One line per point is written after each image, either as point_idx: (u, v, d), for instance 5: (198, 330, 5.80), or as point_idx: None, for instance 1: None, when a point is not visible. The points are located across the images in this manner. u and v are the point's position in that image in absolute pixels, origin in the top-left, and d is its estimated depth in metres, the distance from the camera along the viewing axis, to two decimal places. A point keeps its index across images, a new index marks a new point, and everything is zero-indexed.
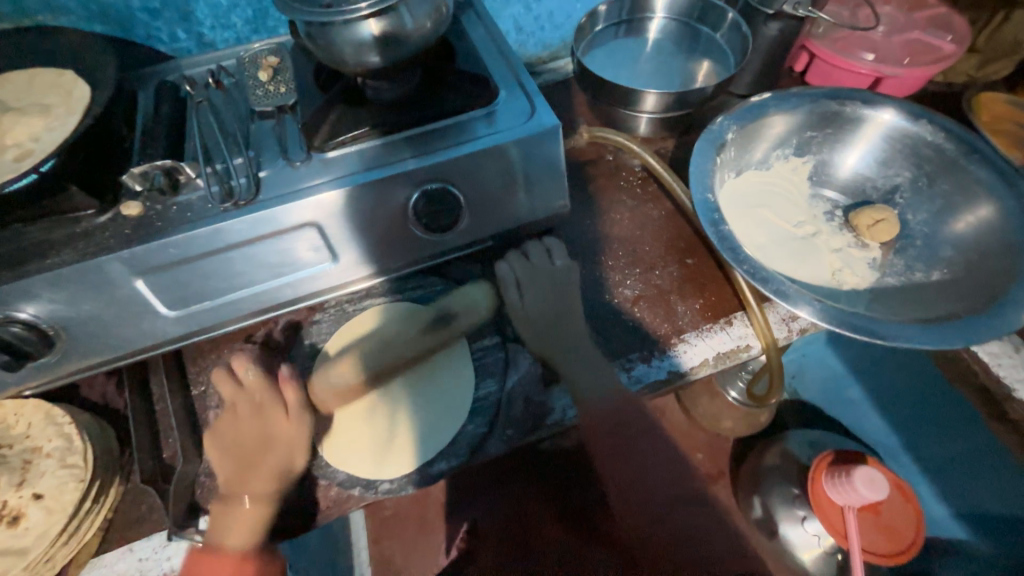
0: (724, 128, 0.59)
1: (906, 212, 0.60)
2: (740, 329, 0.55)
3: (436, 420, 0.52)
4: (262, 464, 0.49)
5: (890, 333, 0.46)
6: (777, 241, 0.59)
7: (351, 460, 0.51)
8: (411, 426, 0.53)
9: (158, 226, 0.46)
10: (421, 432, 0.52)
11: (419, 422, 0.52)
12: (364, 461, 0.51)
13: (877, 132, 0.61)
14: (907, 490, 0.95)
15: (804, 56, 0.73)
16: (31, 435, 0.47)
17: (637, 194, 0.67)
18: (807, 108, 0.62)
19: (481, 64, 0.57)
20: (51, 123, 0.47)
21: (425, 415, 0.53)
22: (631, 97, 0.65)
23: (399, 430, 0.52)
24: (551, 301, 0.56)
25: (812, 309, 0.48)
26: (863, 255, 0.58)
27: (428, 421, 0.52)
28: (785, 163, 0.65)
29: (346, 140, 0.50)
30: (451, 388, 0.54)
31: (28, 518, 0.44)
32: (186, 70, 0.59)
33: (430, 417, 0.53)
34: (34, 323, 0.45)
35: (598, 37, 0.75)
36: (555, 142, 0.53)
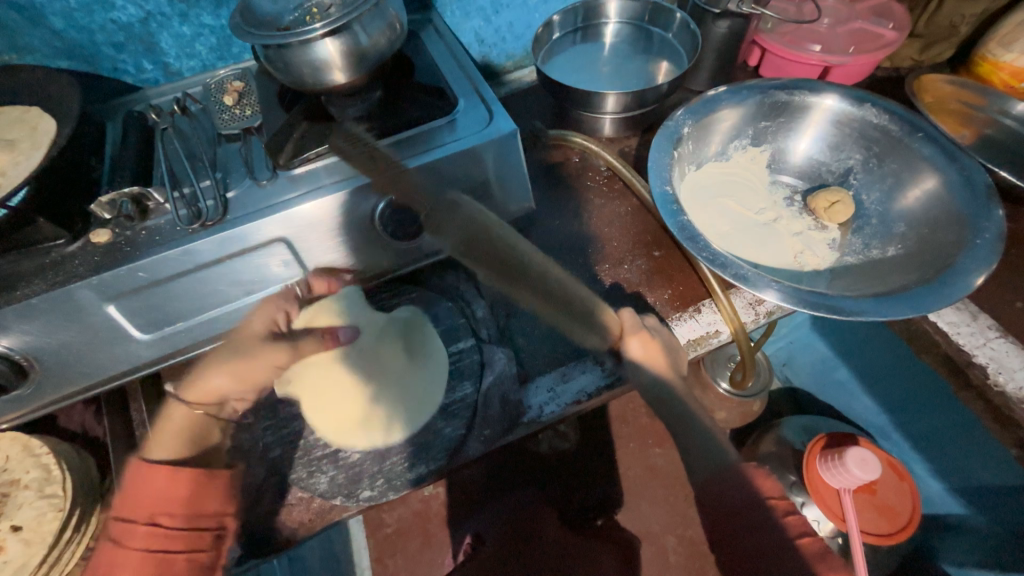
0: (680, 123, 0.61)
1: (860, 192, 0.63)
2: (709, 315, 0.56)
3: (414, 412, 0.54)
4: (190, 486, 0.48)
5: (845, 308, 0.47)
6: (739, 228, 0.60)
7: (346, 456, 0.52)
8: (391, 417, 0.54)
9: (127, 252, 0.47)
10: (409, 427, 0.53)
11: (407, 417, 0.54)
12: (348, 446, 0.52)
13: (826, 117, 0.64)
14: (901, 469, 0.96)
15: (757, 51, 0.76)
16: (9, 468, 0.47)
17: (604, 192, 0.69)
18: (758, 99, 0.64)
19: (440, 77, 0.59)
20: (17, 157, 0.48)
21: (405, 412, 0.54)
22: (591, 100, 0.67)
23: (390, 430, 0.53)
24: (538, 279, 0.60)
25: (772, 290, 0.49)
26: (823, 237, 0.60)
27: (412, 419, 0.54)
28: (743, 154, 0.67)
29: (311, 157, 0.51)
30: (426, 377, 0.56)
31: (7, 550, 0.44)
32: (153, 100, 0.61)
33: (413, 415, 0.54)
34: (8, 355, 0.45)
35: (557, 45, 0.77)
36: (515, 146, 0.55)
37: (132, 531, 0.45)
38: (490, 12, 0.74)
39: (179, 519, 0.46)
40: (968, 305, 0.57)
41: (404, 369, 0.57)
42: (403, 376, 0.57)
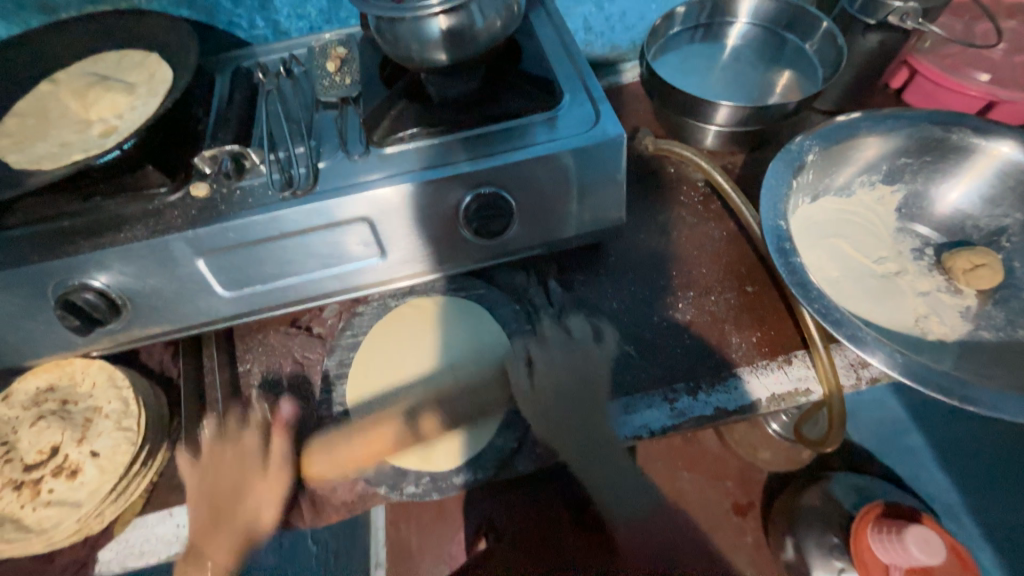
0: (805, 149, 0.54)
1: (1013, 258, 0.53)
2: (800, 370, 0.50)
3: (477, 414, 0.52)
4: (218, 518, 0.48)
5: (977, 398, 0.41)
6: (854, 277, 0.53)
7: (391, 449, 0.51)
8: (450, 423, 0.52)
9: (221, 210, 0.47)
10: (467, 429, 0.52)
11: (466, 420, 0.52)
12: (404, 447, 0.51)
13: (988, 165, 0.54)
14: (965, 558, 0.85)
15: (905, 72, 0.65)
16: (94, 395, 0.50)
17: (698, 211, 0.63)
18: (905, 132, 0.55)
19: (547, 66, 0.55)
20: (134, 103, 0.50)
21: (468, 406, 0.53)
22: (702, 109, 0.61)
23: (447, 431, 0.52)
24: (567, 377, 0.53)
25: (891, 361, 0.43)
26: (955, 302, 0.52)
27: (473, 419, 0.52)
28: (870, 191, 0.58)
29: (405, 137, 0.50)
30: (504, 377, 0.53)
31: (84, 473, 0.47)
32: (260, 58, 0.61)
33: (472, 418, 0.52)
34: (104, 292, 0.47)
35: (671, 41, 0.71)
36: (618, 151, 0.51)
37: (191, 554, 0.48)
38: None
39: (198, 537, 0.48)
40: None
41: (472, 371, 0.54)
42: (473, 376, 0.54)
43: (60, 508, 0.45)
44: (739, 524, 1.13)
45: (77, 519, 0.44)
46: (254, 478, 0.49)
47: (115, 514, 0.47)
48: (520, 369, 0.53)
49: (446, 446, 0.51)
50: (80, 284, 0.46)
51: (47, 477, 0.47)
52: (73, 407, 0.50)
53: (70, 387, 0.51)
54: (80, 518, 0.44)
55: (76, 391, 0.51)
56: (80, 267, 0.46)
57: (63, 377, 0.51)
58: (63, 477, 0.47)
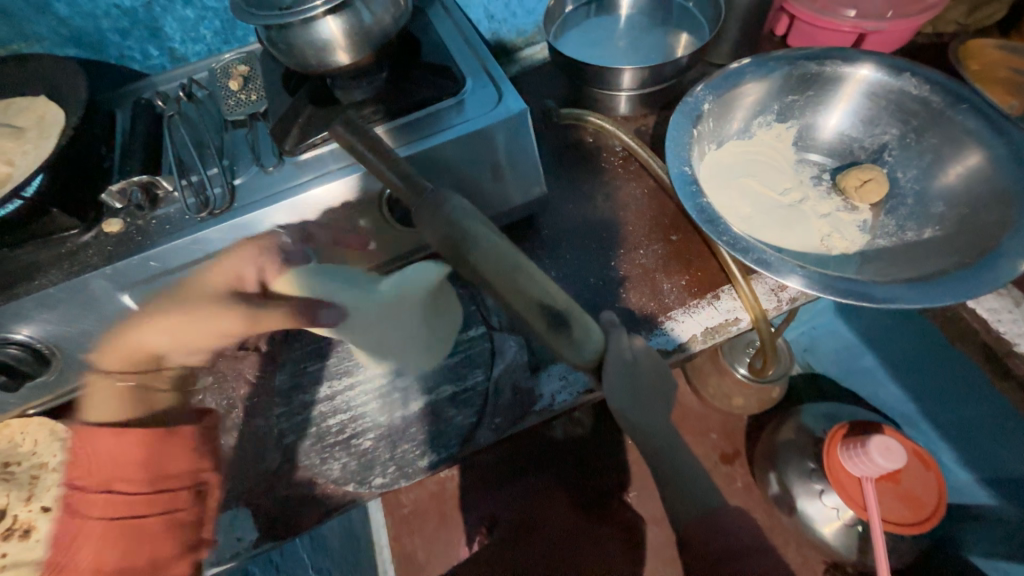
0: (700, 99, 0.58)
1: (896, 170, 0.59)
2: (728, 302, 0.54)
3: (444, 401, 0.54)
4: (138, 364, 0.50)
5: (877, 295, 0.45)
6: (763, 210, 0.57)
7: (358, 437, 0.52)
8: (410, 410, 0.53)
9: (138, 241, 0.47)
10: (432, 405, 0.54)
11: (429, 397, 0.54)
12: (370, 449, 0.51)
13: (857, 89, 0.59)
14: (926, 457, 0.93)
15: (785, 19, 0.71)
16: (38, 452, 0.50)
17: (620, 174, 0.66)
18: (785, 71, 0.60)
19: (448, 56, 0.57)
20: (24, 146, 0.49)
21: (431, 388, 0.55)
22: (606, 76, 0.64)
23: (414, 410, 0.53)
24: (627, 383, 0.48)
25: (797, 277, 0.46)
26: (853, 218, 0.57)
27: (437, 403, 0.54)
28: (768, 131, 0.63)
29: (317, 142, 0.51)
30: (562, 351, 0.48)
31: (38, 530, 0.46)
32: (160, 87, 0.60)
33: (438, 392, 0.54)
34: (29, 344, 0.46)
35: (571, 19, 0.74)
36: (526, 125, 0.53)
37: (87, 501, 0.42)
38: None
39: (142, 483, 0.44)
40: (1011, 291, 0.55)
41: (425, 342, 0.56)
42: (432, 367, 0.56)
43: (16, 570, 0.43)
44: (728, 472, 1.18)
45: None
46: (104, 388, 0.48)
47: None
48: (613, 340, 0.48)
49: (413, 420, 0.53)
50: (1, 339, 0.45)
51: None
52: (17, 468, 0.49)
53: (10, 450, 0.50)
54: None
55: (17, 452, 0.50)
56: None
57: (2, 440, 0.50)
58: (15, 539, 0.45)
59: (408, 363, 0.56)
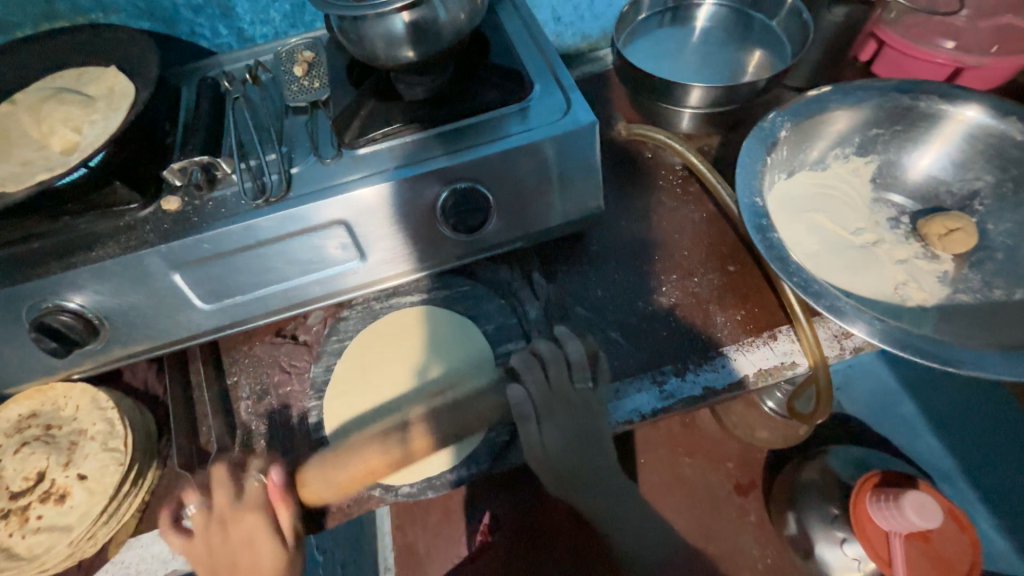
0: (777, 126, 0.54)
1: (986, 221, 0.54)
2: (786, 345, 0.51)
3: (461, 412, 0.51)
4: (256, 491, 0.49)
5: (962, 360, 0.41)
6: (833, 250, 0.54)
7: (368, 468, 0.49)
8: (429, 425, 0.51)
9: (194, 221, 0.47)
10: (452, 418, 0.51)
11: (451, 409, 0.52)
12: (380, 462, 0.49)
13: (957, 129, 0.55)
14: (964, 520, 0.87)
15: (873, 44, 0.66)
16: (78, 418, 0.49)
17: (678, 195, 0.63)
18: (874, 103, 0.56)
19: (515, 58, 0.55)
20: (93, 116, 0.49)
21: (454, 402, 0.52)
22: (675, 91, 0.61)
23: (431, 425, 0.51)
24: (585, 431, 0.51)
25: (871, 329, 0.43)
26: (933, 268, 0.53)
27: (459, 417, 0.51)
28: (845, 164, 0.59)
29: (377, 137, 0.50)
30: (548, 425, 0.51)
31: (73, 497, 0.46)
32: (226, 66, 0.60)
33: (459, 403, 0.52)
34: (81, 313, 0.47)
35: (641, 27, 0.71)
36: (592, 138, 0.51)
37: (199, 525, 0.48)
38: None
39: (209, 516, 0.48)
40: None
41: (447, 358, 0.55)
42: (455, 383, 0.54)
43: (51, 533, 0.45)
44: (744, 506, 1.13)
45: (69, 542, 0.44)
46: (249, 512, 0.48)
47: (107, 536, 0.47)
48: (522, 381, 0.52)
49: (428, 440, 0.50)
50: (55, 305, 0.46)
51: (35, 503, 0.46)
52: (58, 431, 0.49)
53: (53, 412, 0.50)
54: (71, 542, 0.44)
55: (59, 415, 0.50)
56: (52, 289, 0.45)
57: (45, 402, 0.50)
58: (51, 503, 0.46)
59: (430, 370, 0.56)
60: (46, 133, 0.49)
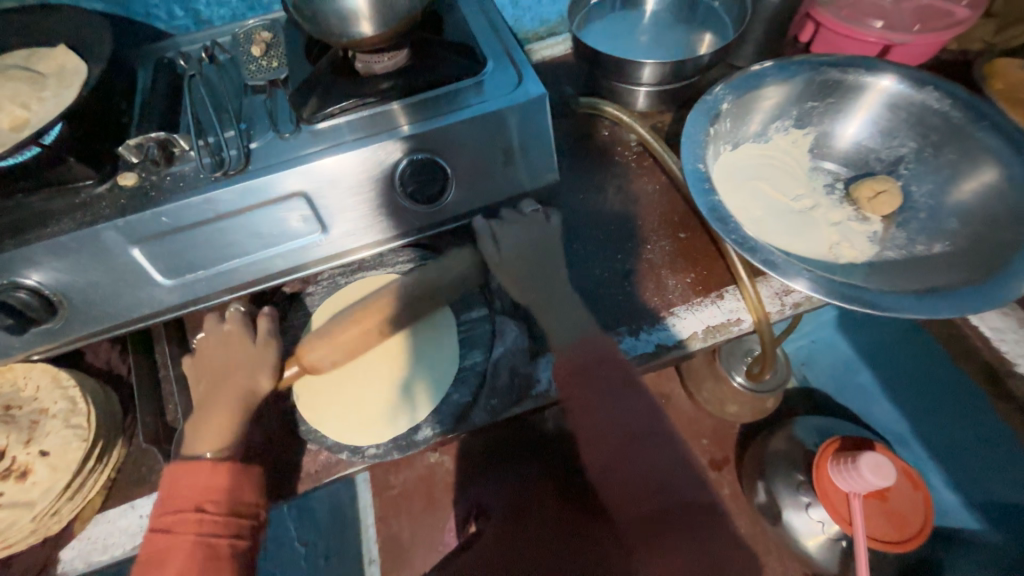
0: (720, 99, 0.58)
1: (910, 184, 0.59)
2: (731, 302, 0.54)
3: (441, 368, 0.54)
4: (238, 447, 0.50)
5: (883, 303, 0.45)
6: (774, 214, 0.57)
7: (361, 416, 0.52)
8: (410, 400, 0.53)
9: (152, 196, 0.47)
10: (429, 379, 0.54)
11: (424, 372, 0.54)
12: (360, 438, 0.51)
13: (878, 99, 0.59)
14: (915, 477, 0.92)
15: (810, 25, 0.70)
16: (39, 398, 0.49)
17: (633, 169, 0.66)
18: (807, 77, 0.59)
19: (470, 36, 0.57)
20: (44, 94, 0.49)
21: (426, 366, 0.55)
22: (627, 69, 0.64)
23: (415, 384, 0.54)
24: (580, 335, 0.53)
25: (804, 280, 0.46)
26: (863, 229, 0.57)
27: (436, 378, 0.54)
28: (785, 135, 0.63)
29: (335, 112, 0.51)
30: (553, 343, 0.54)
31: (35, 474, 0.46)
32: (183, 48, 0.60)
33: (432, 367, 0.54)
34: (39, 290, 0.47)
35: (596, 11, 0.74)
36: (544, 110, 0.53)
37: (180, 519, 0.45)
38: None
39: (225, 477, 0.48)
40: (1015, 312, 0.56)
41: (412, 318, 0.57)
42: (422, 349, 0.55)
43: (13, 509, 0.45)
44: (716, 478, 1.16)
45: (32, 518, 0.44)
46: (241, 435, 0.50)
47: (72, 513, 0.47)
48: (486, 241, 0.54)
49: (422, 398, 0.53)
50: (10, 283, 0.46)
51: None
52: (18, 411, 0.49)
53: (14, 392, 0.50)
54: (33, 517, 0.44)
55: (20, 396, 0.50)
56: (7, 266, 0.45)
57: (5, 383, 0.50)
58: (12, 480, 0.46)
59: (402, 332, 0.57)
60: None
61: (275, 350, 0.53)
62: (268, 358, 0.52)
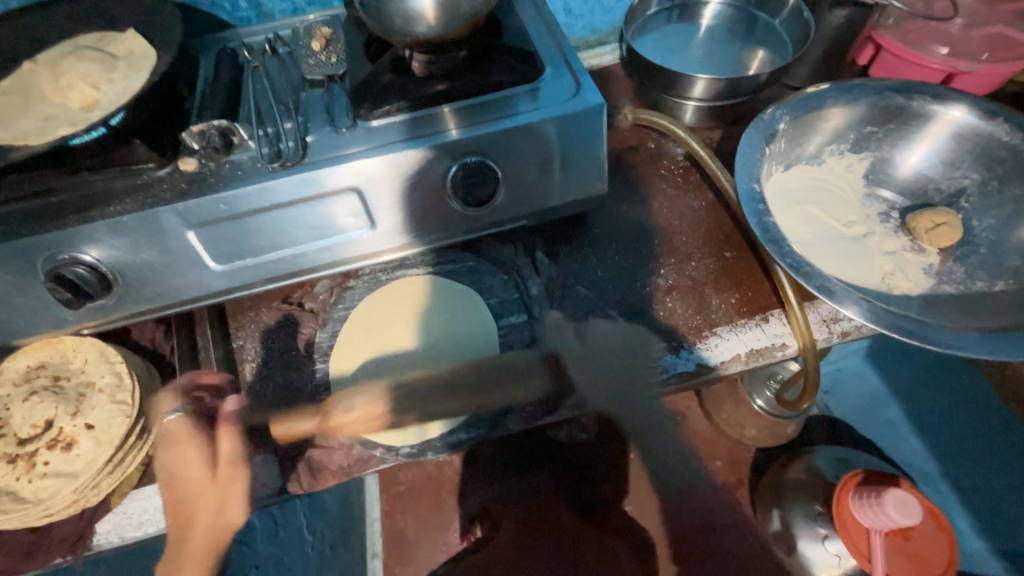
0: (776, 119, 0.57)
1: (971, 217, 0.57)
2: (777, 327, 0.53)
3: (465, 392, 0.53)
4: (190, 513, 0.50)
5: (944, 340, 0.43)
6: (825, 239, 0.56)
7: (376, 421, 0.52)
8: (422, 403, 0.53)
9: (211, 182, 0.48)
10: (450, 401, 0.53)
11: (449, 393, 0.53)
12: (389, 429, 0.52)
13: (944, 129, 0.58)
14: (941, 518, 0.89)
15: (870, 48, 0.69)
16: (87, 371, 0.51)
17: (679, 183, 0.65)
18: (870, 100, 0.58)
19: (527, 41, 0.57)
20: (114, 76, 0.50)
21: (451, 386, 0.54)
22: (680, 82, 0.63)
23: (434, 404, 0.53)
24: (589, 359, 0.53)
25: (861, 309, 0.45)
26: (919, 260, 0.55)
27: (459, 398, 0.53)
28: (840, 159, 0.61)
29: (392, 110, 0.51)
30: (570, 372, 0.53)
31: (79, 445, 0.47)
32: (245, 38, 0.62)
33: (457, 387, 0.54)
34: (96, 267, 0.48)
35: (649, 22, 0.74)
36: (599, 120, 0.53)
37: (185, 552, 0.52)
38: None
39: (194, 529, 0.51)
40: None
41: (453, 336, 0.57)
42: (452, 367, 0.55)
43: (57, 479, 0.45)
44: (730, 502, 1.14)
45: (74, 489, 0.45)
46: (205, 491, 0.50)
47: (111, 487, 0.48)
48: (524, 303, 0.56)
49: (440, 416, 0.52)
50: (72, 258, 0.47)
51: (43, 449, 0.47)
52: (66, 383, 0.50)
53: (62, 363, 0.51)
54: (75, 489, 0.45)
55: (68, 368, 0.51)
56: (70, 241, 0.47)
57: (54, 354, 0.51)
58: (58, 450, 0.47)
59: (436, 346, 0.57)
60: (65, 88, 0.50)
61: (246, 471, 0.51)
62: (235, 484, 0.50)
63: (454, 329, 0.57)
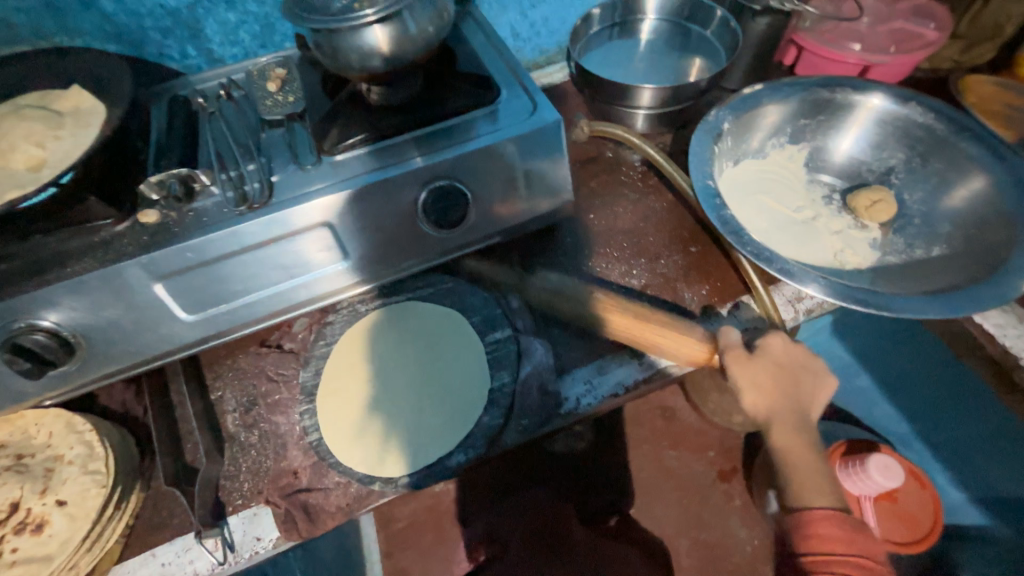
0: (720, 120, 0.61)
1: (903, 192, 0.62)
2: (747, 312, 0.56)
3: (447, 420, 0.54)
4: None
5: (895, 305, 0.47)
6: (779, 225, 0.60)
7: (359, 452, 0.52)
8: (395, 439, 0.54)
9: (175, 232, 0.47)
10: (432, 432, 0.54)
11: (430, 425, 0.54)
12: (366, 454, 0.52)
13: (868, 115, 0.63)
14: (922, 477, 0.93)
15: (793, 49, 0.75)
16: (53, 444, 0.48)
17: (639, 187, 0.68)
18: (801, 96, 0.64)
19: (481, 67, 0.59)
20: (59, 133, 0.48)
21: (433, 416, 0.55)
22: (629, 93, 0.67)
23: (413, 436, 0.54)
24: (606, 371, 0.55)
25: (819, 286, 0.48)
26: (863, 235, 0.59)
27: (442, 428, 0.54)
28: (781, 151, 0.66)
29: (355, 143, 0.52)
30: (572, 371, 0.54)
31: (52, 525, 0.44)
32: (197, 86, 0.61)
33: (441, 417, 0.54)
34: (56, 331, 0.46)
35: (594, 39, 0.78)
36: (559, 134, 0.55)
37: None
38: (527, 6, 0.75)
39: None
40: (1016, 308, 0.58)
41: (434, 364, 0.59)
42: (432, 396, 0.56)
43: (29, 566, 0.42)
44: None
45: (48, 574, 0.42)
46: None
47: (90, 566, 0.44)
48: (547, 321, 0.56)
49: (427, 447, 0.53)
50: (27, 326, 0.44)
51: (10, 535, 0.44)
52: (30, 460, 0.47)
53: (25, 440, 0.48)
54: (50, 574, 0.42)
55: (31, 444, 0.48)
56: (25, 308, 0.44)
57: (15, 432, 0.49)
58: (28, 534, 0.44)
59: (416, 378, 0.58)
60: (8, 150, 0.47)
61: None
62: None
63: (433, 355, 0.59)
